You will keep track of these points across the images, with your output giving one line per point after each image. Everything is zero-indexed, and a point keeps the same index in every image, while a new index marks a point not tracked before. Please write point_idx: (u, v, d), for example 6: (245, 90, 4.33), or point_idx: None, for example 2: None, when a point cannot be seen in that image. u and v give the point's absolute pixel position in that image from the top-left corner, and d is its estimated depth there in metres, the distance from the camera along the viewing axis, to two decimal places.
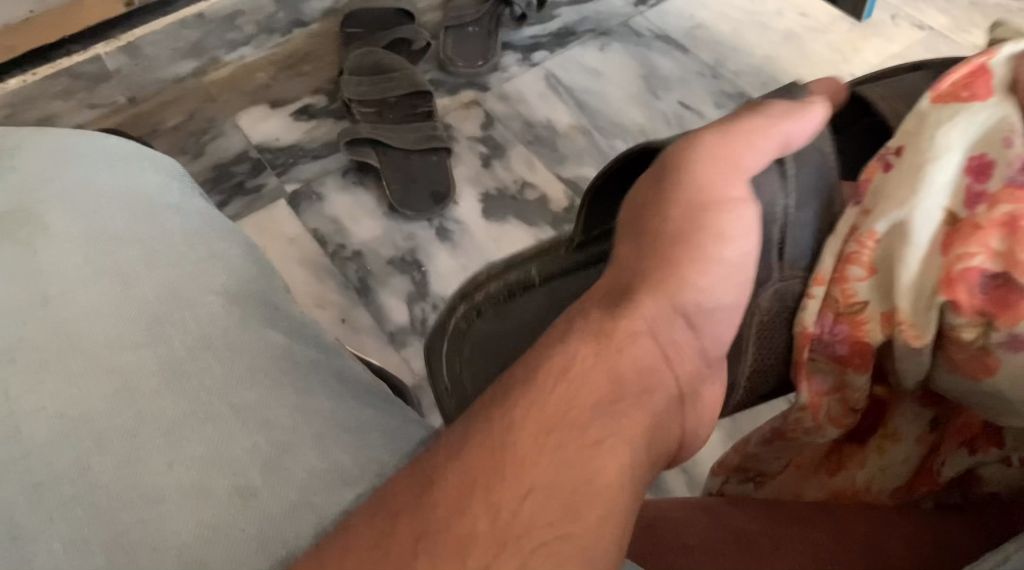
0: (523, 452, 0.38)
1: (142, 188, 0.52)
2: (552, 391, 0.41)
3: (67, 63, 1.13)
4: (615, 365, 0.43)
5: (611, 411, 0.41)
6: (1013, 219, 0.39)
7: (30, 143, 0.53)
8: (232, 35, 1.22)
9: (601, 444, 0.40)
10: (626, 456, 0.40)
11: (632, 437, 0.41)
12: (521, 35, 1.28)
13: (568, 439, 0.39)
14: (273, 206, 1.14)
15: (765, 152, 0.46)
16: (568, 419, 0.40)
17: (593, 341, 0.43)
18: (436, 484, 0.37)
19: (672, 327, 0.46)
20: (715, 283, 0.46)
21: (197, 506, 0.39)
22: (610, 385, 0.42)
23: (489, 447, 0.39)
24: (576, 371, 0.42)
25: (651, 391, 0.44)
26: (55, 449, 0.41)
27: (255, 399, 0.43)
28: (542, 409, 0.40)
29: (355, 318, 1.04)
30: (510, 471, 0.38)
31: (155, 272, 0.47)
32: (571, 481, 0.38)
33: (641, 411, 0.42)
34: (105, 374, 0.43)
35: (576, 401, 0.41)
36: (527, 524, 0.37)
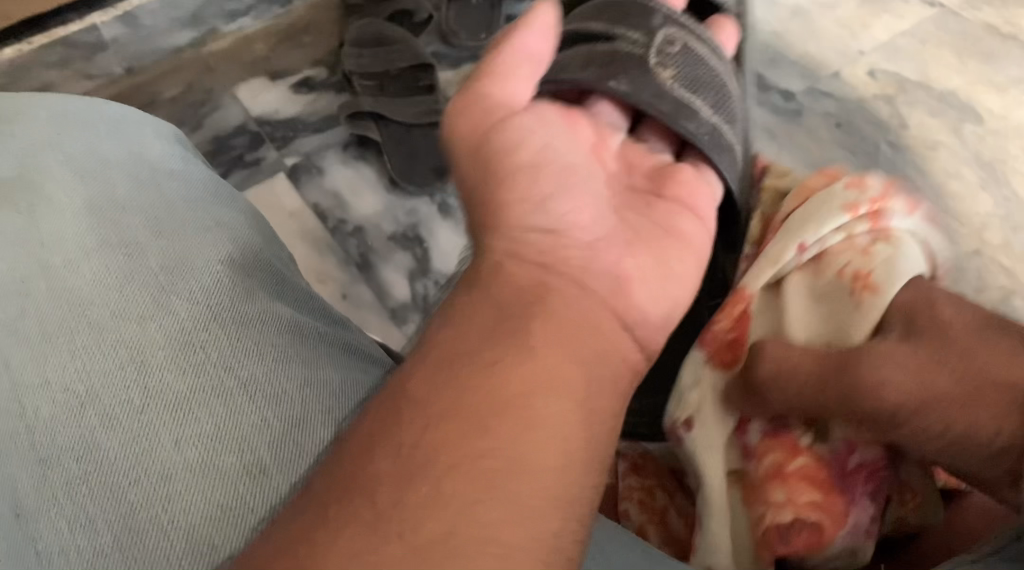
0: (439, 432, 0.39)
1: (146, 155, 0.51)
2: (460, 375, 0.41)
3: (64, 32, 1.11)
4: (494, 297, 0.46)
5: (498, 337, 0.43)
6: (761, 366, 0.57)
7: (30, 107, 0.52)
8: (230, 6, 1.17)
9: (528, 407, 0.41)
10: (535, 377, 0.42)
11: (550, 364, 0.43)
12: (525, 7, 1.25)
13: (467, 374, 0.41)
14: (272, 179, 1.12)
15: (522, 79, 0.56)
16: (475, 389, 0.40)
17: (466, 297, 0.46)
18: (368, 464, 0.38)
19: (537, 242, 0.50)
20: (540, 184, 0.52)
21: (206, 484, 0.39)
22: (514, 351, 0.42)
23: (391, 413, 0.40)
24: (469, 347, 0.43)
25: (545, 317, 0.45)
26: (60, 423, 0.40)
27: (263, 372, 0.42)
28: (451, 399, 0.40)
29: (356, 294, 1.03)
30: (429, 454, 0.38)
31: (159, 241, 0.46)
32: (481, 412, 0.40)
33: (533, 324, 0.44)
34: (109, 347, 0.42)
35: (458, 362, 0.42)
36: (457, 496, 0.37)
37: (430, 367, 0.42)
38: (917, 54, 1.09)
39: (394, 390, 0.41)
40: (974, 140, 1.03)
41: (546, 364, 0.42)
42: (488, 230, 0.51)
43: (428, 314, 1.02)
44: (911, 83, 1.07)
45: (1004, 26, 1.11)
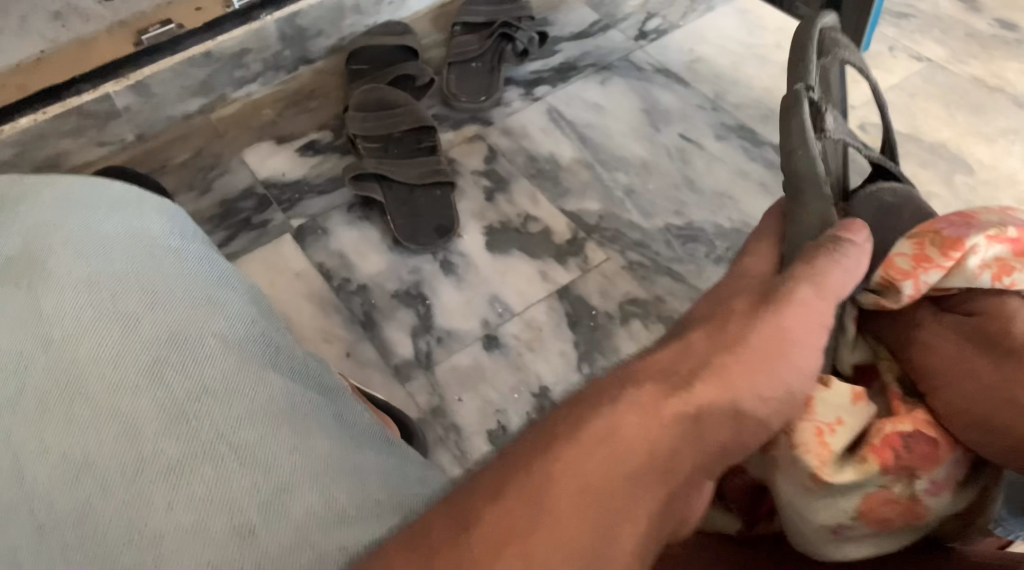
0: (553, 491, 0.39)
1: (145, 232, 0.54)
2: (592, 450, 0.41)
3: (77, 102, 1.16)
4: (656, 437, 0.42)
5: (648, 478, 0.41)
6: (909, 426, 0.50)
7: (36, 191, 0.55)
8: (239, 73, 1.27)
9: (622, 515, 0.40)
10: (643, 537, 0.40)
11: (652, 519, 0.41)
12: (523, 70, 1.30)
13: (604, 501, 0.39)
14: (279, 241, 1.14)
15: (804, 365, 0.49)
16: (592, 520, 0.39)
17: (638, 415, 0.43)
18: (491, 502, 0.39)
19: (713, 427, 0.44)
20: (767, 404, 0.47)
21: (197, 545, 0.40)
22: (652, 451, 0.42)
23: (528, 491, 0.39)
24: (620, 445, 0.41)
25: (680, 465, 0.42)
26: (58, 490, 0.42)
27: (253, 440, 0.44)
28: (571, 465, 0.40)
29: (360, 352, 1.03)
30: (541, 512, 0.38)
31: (156, 314, 0.48)
32: (588, 540, 0.38)
33: (666, 488, 0.42)
34: (106, 417, 0.44)
35: (599, 463, 0.40)
36: (533, 554, 0.37)
37: (562, 431, 0.42)
38: (906, 107, 1.13)
39: (537, 463, 0.40)
40: (967, 190, 1.03)
41: (654, 477, 0.41)
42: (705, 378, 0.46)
43: (431, 371, 1.02)
44: (900, 136, 1.10)
45: (990, 79, 1.14)
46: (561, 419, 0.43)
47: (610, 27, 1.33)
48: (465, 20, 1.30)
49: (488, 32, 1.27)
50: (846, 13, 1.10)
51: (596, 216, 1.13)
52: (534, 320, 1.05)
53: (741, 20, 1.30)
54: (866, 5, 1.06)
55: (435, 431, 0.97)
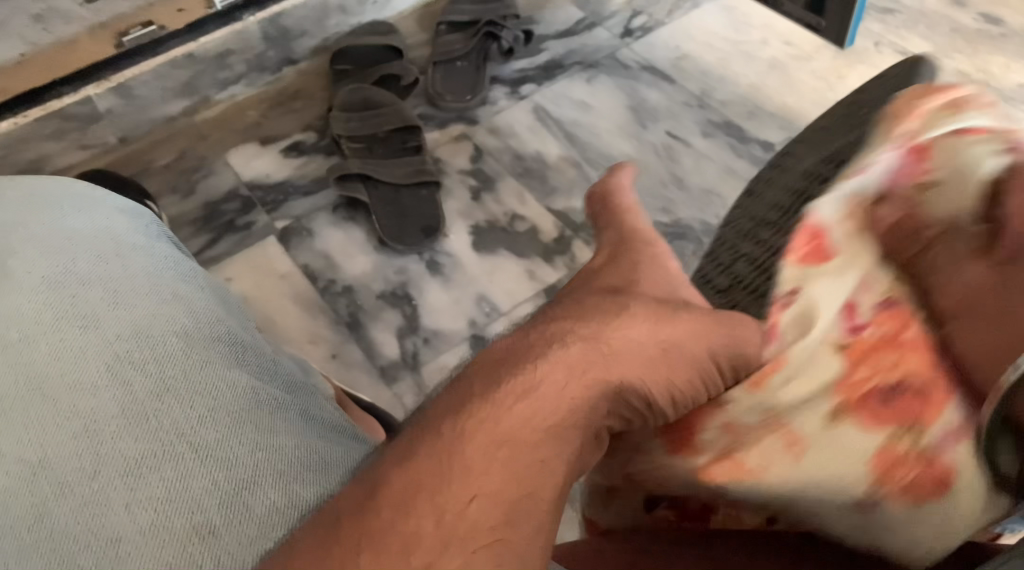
0: (472, 440, 0.37)
1: (111, 229, 0.53)
2: (514, 401, 0.39)
3: (59, 104, 1.15)
4: (478, 405, 0.39)
5: (501, 399, 0.39)
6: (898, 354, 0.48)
7: (1, 189, 0.54)
8: (223, 75, 1.26)
9: (498, 447, 0.37)
10: (532, 455, 0.38)
11: (521, 453, 0.38)
12: (509, 69, 1.29)
13: (457, 456, 0.37)
14: (263, 243, 1.13)
15: (606, 331, 0.44)
16: (482, 474, 0.36)
17: (457, 407, 0.39)
18: (422, 447, 0.37)
19: (524, 372, 0.40)
20: (546, 359, 0.41)
21: (152, 547, 0.38)
22: (489, 397, 0.39)
23: (381, 485, 0.36)
24: (462, 409, 0.39)
25: (526, 398, 0.39)
26: (14, 495, 0.40)
27: (215, 438, 0.43)
28: (506, 413, 0.38)
29: (346, 354, 1.02)
30: (462, 452, 0.37)
31: (116, 312, 0.48)
32: (466, 477, 0.36)
33: (529, 407, 0.39)
34: (64, 418, 0.43)
35: (426, 446, 0.37)
36: (462, 501, 0.36)
37: (494, 382, 0.40)
38: None
39: (372, 477, 0.37)
40: None
41: (584, 415, 0.41)
42: (482, 372, 0.41)
43: (418, 372, 1.01)
44: None
45: (976, 73, 1.14)
46: (503, 361, 0.41)
47: (595, 25, 1.32)
48: (449, 19, 1.29)
49: (473, 31, 1.26)
50: (831, 9, 1.10)
51: (583, 214, 1.12)
52: (521, 320, 1.04)
53: (726, 16, 1.29)
54: (850, 3, 1.06)
55: None
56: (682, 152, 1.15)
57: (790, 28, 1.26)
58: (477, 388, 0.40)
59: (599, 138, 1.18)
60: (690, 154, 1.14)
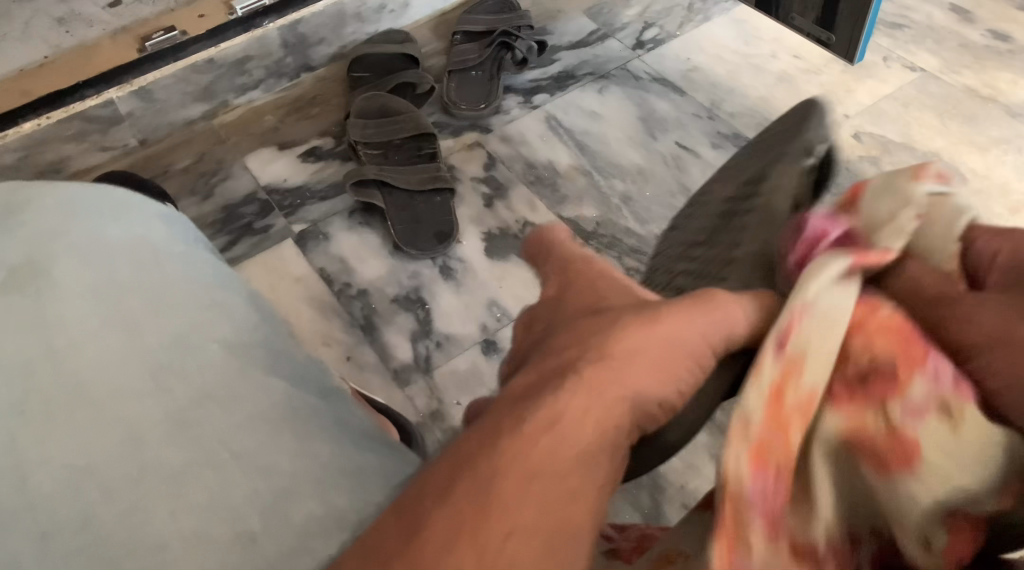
0: (505, 475, 0.36)
1: (148, 239, 0.56)
2: (540, 436, 0.37)
3: (81, 107, 1.17)
4: (500, 441, 0.37)
5: (520, 438, 0.37)
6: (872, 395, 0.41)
7: (42, 196, 0.56)
8: (241, 80, 1.29)
9: (526, 486, 0.36)
10: (556, 493, 0.37)
11: (545, 491, 0.36)
12: (522, 79, 1.32)
13: (480, 500, 0.35)
14: (280, 246, 1.16)
15: (609, 350, 0.41)
16: (500, 515, 0.35)
17: (479, 442, 0.38)
18: (455, 491, 0.36)
19: (543, 404, 0.38)
20: (560, 391, 0.39)
21: (198, 553, 0.41)
22: (512, 434, 0.37)
23: (412, 531, 0.35)
24: (488, 448, 0.37)
25: (544, 436, 0.37)
26: (61, 499, 0.43)
27: (254, 447, 0.45)
28: (542, 444, 0.37)
29: (360, 356, 1.05)
30: (492, 496, 0.36)
31: (158, 321, 0.50)
32: (492, 522, 0.35)
33: (552, 441, 0.37)
34: (110, 425, 0.45)
35: (456, 487, 0.36)
36: (500, 548, 0.35)
37: (516, 415, 0.38)
38: (899, 117, 1.15)
39: (409, 509, 0.37)
40: None
41: (615, 426, 0.40)
42: (501, 408, 0.39)
43: (430, 375, 1.03)
44: (894, 145, 1.11)
45: (983, 89, 1.16)
46: (523, 392, 0.40)
47: (608, 36, 1.34)
48: (464, 28, 1.31)
49: (488, 41, 1.28)
50: (841, 24, 1.11)
51: (593, 222, 1.14)
52: None
53: (736, 29, 1.31)
54: (860, 19, 1.08)
55: (435, 434, 0.98)
56: (692, 162, 1.17)
57: (799, 42, 1.28)
58: (499, 424, 0.38)
59: (610, 148, 1.21)
60: (699, 165, 1.17)
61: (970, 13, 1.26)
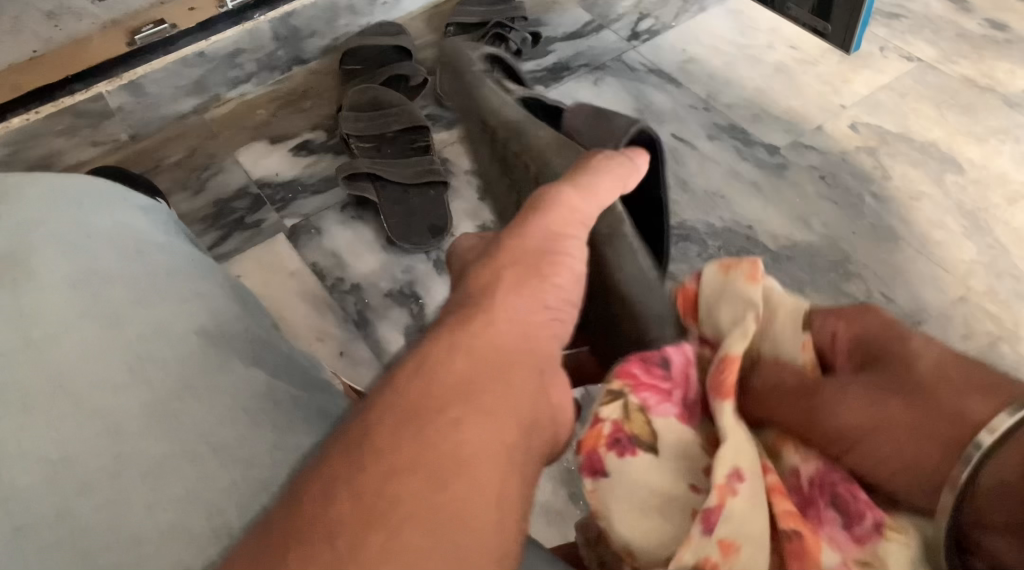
0: (399, 448, 0.34)
1: (129, 230, 0.55)
2: (433, 398, 0.36)
3: (70, 101, 1.17)
4: (402, 418, 0.35)
5: (414, 413, 0.35)
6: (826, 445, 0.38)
7: (21, 186, 0.55)
8: (233, 73, 1.28)
9: (438, 451, 0.34)
10: (473, 465, 0.34)
11: (452, 468, 0.34)
12: (517, 71, 1.30)
13: (384, 474, 0.33)
14: (272, 240, 1.14)
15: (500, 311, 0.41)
16: (400, 489, 0.33)
17: (377, 418, 0.35)
18: (358, 456, 0.34)
19: (438, 366, 0.37)
20: (453, 353, 0.38)
21: (176, 546, 0.40)
22: (405, 409, 0.35)
23: (306, 514, 0.33)
24: (385, 425, 0.35)
25: (439, 405, 0.35)
26: (36, 493, 0.41)
27: (234, 439, 0.44)
28: (426, 390, 0.36)
29: (353, 351, 1.03)
30: (384, 471, 0.33)
31: (137, 312, 0.49)
32: (399, 494, 0.33)
33: (449, 407, 0.35)
34: (87, 416, 0.44)
35: (353, 469, 0.34)
36: (392, 520, 0.32)
37: (407, 381, 0.37)
38: (897, 107, 1.14)
39: (304, 499, 0.34)
40: (957, 190, 1.04)
41: (517, 375, 0.38)
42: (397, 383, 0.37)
43: None
44: (891, 136, 1.10)
45: (981, 79, 1.15)
46: (420, 358, 0.38)
47: (603, 28, 1.33)
48: (458, 20, 1.31)
49: (482, 32, 1.28)
50: (837, 13, 1.10)
51: None
52: None
53: (732, 20, 1.30)
54: (857, 8, 1.07)
55: None
56: (690, 155, 1.14)
57: (796, 33, 1.26)
58: (395, 393, 0.36)
59: None
60: (694, 157, 1.13)
61: (967, 2, 1.25)
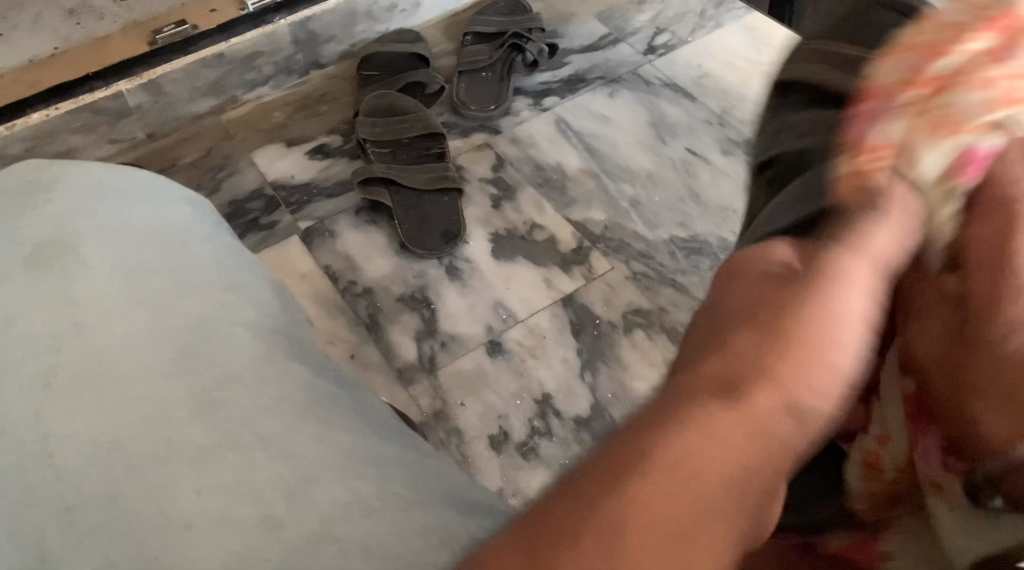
0: (631, 516, 0.32)
1: (174, 223, 0.56)
2: (674, 469, 0.33)
3: (90, 98, 1.16)
4: (638, 480, 0.33)
5: (671, 484, 0.33)
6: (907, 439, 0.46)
7: (67, 175, 0.56)
8: (250, 76, 1.29)
9: (694, 536, 0.32)
10: (713, 559, 0.32)
11: (700, 551, 0.32)
12: (532, 81, 1.31)
13: (612, 547, 0.31)
14: (286, 242, 1.15)
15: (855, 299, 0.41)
16: (635, 562, 0.31)
17: (599, 472, 0.34)
18: (544, 537, 0.32)
19: (693, 436, 0.34)
20: (713, 421, 0.34)
21: (223, 533, 0.40)
22: (653, 473, 0.33)
23: (524, 562, 0.32)
24: (620, 482, 0.33)
25: (685, 471, 0.33)
26: (87, 473, 0.42)
27: (280, 430, 0.46)
28: (660, 482, 0.33)
29: (364, 354, 1.04)
30: (603, 531, 0.32)
31: (185, 304, 0.50)
32: (632, 562, 0.31)
33: (698, 486, 0.33)
34: (137, 401, 0.45)
35: (584, 518, 0.32)
36: None
37: (646, 446, 0.34)
38: None
39: (526, 535, 0.33)
40: None
41: (756, 479, 0.34)
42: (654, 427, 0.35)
43: (434, 375, 1.02)
44: None
45: None
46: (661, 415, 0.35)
47: (619, 41, 1.35)
48: (475, 30, 1.32)
49: (499, 42, 1.29)
50: None
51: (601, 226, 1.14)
52: (537, 327, 1.06)
53: (748, 37, 1.32)
54: None
55: (437, 434, 0.97)
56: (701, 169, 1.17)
57: None
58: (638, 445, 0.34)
59: (621, 149, 1.21)
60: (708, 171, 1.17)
61: None
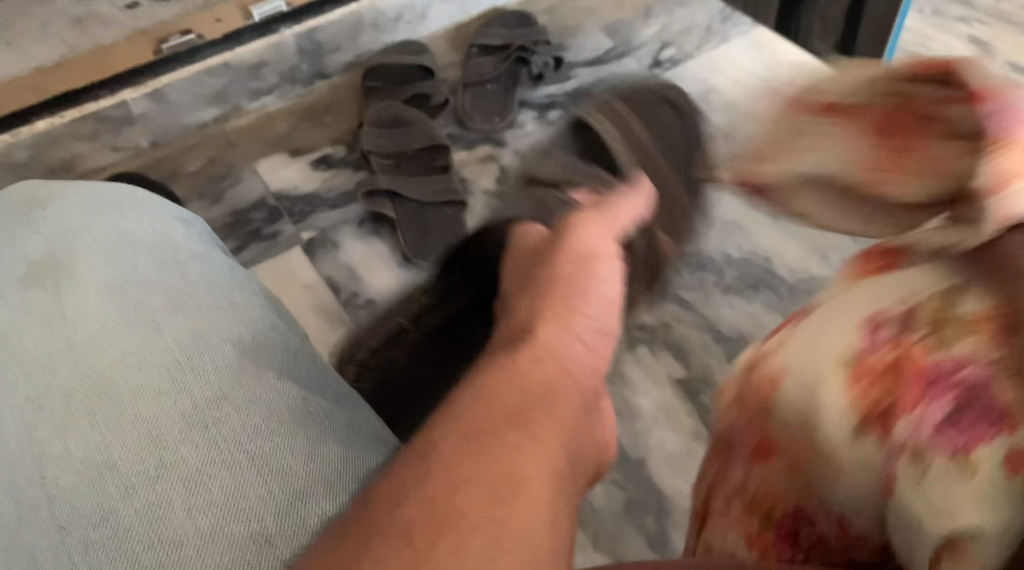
0: (467, 442, 0.39)
1: (168, 236, 0.55)
2: (495, 405, 0.42)
3: (94, 107, 1.18)
4: (472, 418, 0.40)
5: (502, 418, 0.41)
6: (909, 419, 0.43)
7: (64, 194, 0.56)
8: (255, 85, 1.28)
9: (518, 445, 0.40)
10: (541, 458, 0.40)
11: (532, 455, 0.40)
12: (538, 94, 1.31)
13: (460, 463, 0.38)
14: (288, 252, 1.15)
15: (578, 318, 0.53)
16: (480, 466, 0.38)
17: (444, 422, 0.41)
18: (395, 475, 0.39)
19: (505, 383, 0.44)
20: (517, 374, 0.44)
21: (214, 553, 0.40)
22: (478, 411, 0.41)
23: (388, 497, 0.38)
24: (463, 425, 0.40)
25: (502, 402, 0.42)
26: (81, 493, 0.42)
27: (271, 447, 0.44)
28: (485, 415, 0.41)
29: (365, 366, 1.03)
30: (452, 456, 0.38)
31: (177, 319, 0.49)
32: (480, 470, 0.38)
33: (519, 415, 0.41)
34: (129, 421, 0.44)
35: (436, 454, 0.39)
36: (461, 493, 0.37)
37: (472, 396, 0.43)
38: None
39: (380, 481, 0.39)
40: None
41: (555, 405, 0.44)
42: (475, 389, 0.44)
43: None
44: None
45: None
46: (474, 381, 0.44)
47: (625, 55, 1.35)
48: (481, 42, 1.32)
49: (504, 55, 1.30)
50: None
51: None
52: None
53: (755, 52, 1.31)
54: None
55: None
56: None
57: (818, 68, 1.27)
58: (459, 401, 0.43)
59: None
60: None
61: (989, 45, 1.26)
